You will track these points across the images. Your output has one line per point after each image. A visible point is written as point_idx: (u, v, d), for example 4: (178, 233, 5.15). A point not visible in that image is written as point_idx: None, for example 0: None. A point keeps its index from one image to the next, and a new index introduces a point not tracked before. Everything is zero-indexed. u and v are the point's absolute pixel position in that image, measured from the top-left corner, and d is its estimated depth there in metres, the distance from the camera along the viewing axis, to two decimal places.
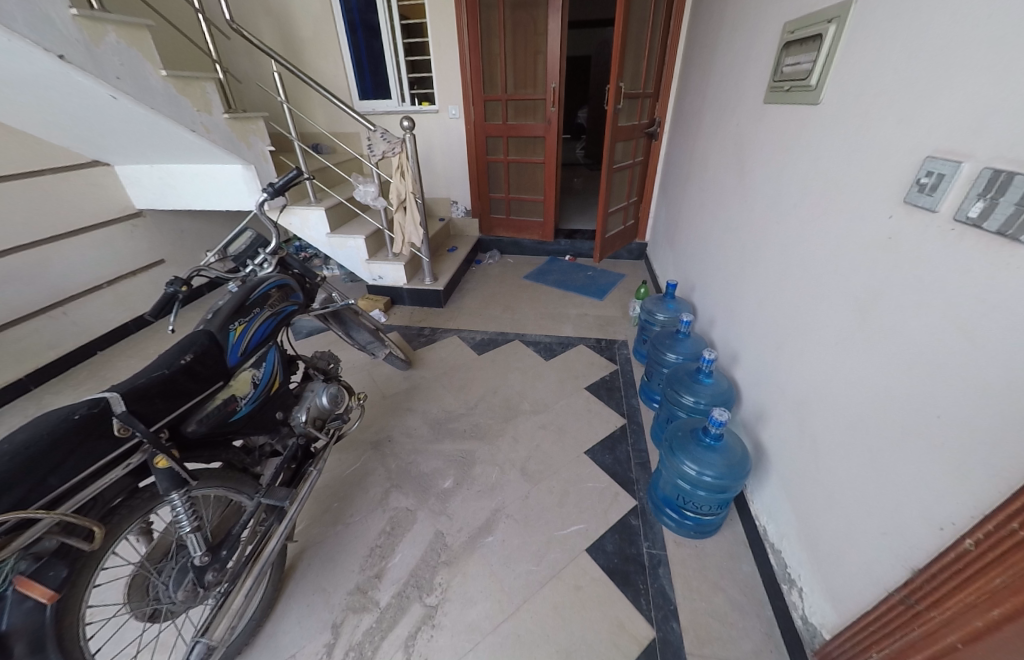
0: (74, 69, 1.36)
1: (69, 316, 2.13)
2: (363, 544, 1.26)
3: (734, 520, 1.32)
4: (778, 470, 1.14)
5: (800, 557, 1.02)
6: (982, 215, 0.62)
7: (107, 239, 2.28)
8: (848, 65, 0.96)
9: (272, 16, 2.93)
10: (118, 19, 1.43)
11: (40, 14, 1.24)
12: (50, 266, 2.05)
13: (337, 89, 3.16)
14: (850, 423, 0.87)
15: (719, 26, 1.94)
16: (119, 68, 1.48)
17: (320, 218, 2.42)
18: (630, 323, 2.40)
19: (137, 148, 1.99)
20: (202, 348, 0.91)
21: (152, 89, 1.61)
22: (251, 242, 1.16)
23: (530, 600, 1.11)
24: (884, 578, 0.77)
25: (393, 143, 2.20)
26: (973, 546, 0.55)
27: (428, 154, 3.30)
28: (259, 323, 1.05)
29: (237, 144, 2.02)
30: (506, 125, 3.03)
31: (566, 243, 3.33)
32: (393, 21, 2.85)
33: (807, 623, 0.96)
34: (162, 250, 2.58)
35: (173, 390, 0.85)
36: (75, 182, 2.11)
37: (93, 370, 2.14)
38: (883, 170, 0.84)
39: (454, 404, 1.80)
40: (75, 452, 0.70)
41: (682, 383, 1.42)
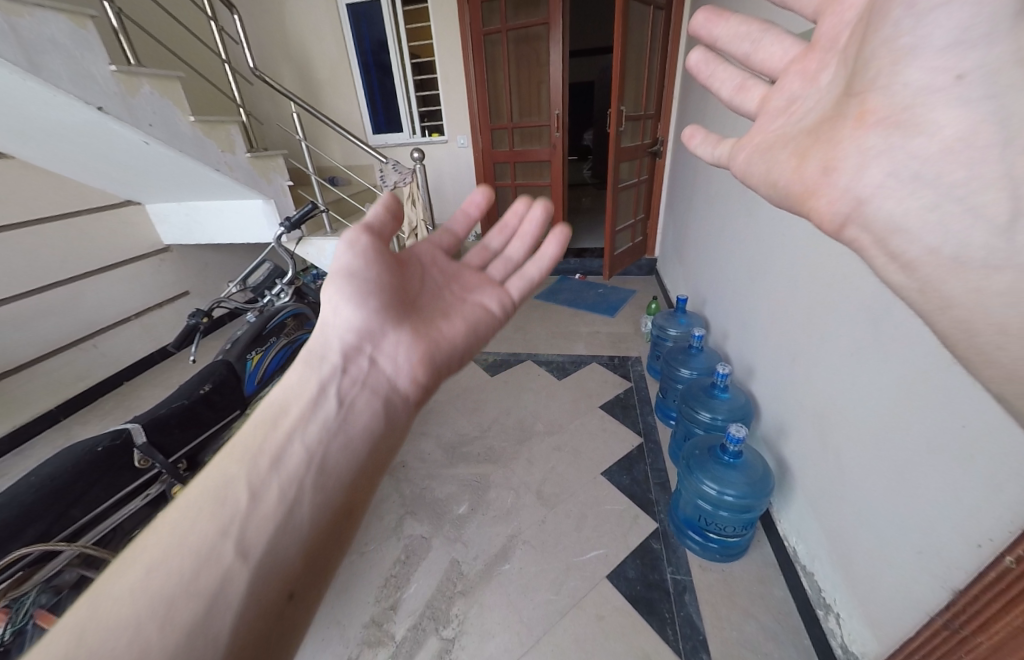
0: (112, 118, 1.46)
1: (98, 348, 2.22)
2: (377, 574, 1.24)
3: (762, 542, 1.25)
4: (803, 487, 1.09)
5: (835, 580, 0.96)
6: None
7: (137, 273, 2.39)
8: None
9: (291, 62, 3.12)
10: (151, 72, 1.54)
11: (82, 72, 1.35)
12: (83, 301, 2.15)
13: (352, 126, 3.32)
14: (874, 438, 0.84)
15: None
16: (151, 116, 1.59)
17: (336, 247, 2.50)
18: (643, 339, 2.37)
19: (169, 187, 2.10)
20: (220, 377, 0.93)
21: (182, 134, 1.71)
22: (269, 273, 1.18)
23: (550, 631, 1.06)
24: (923, 601, 0.71)
25: (404, 174, 2.28)
26: (1014, 563, 0.51)
27: (439, 181, 3.41)
28: (274, 351, 1.07)
29: (258, 180, 2.11)
30: (512, 151, 3.10)
31: (576, 262, 3.36)
32: (405, 60, 3.02)
33: (847, 652, 0.90)
34: (187, 282, 2.68)
35: (192, 420, 0.86)
36: (109, 221, 2.25)
37: (119, 401, 2.20)
38: None
39: (468, 427, 1.79)
40: (97, 484, 0.72)
41: (698, 399, 1.40)
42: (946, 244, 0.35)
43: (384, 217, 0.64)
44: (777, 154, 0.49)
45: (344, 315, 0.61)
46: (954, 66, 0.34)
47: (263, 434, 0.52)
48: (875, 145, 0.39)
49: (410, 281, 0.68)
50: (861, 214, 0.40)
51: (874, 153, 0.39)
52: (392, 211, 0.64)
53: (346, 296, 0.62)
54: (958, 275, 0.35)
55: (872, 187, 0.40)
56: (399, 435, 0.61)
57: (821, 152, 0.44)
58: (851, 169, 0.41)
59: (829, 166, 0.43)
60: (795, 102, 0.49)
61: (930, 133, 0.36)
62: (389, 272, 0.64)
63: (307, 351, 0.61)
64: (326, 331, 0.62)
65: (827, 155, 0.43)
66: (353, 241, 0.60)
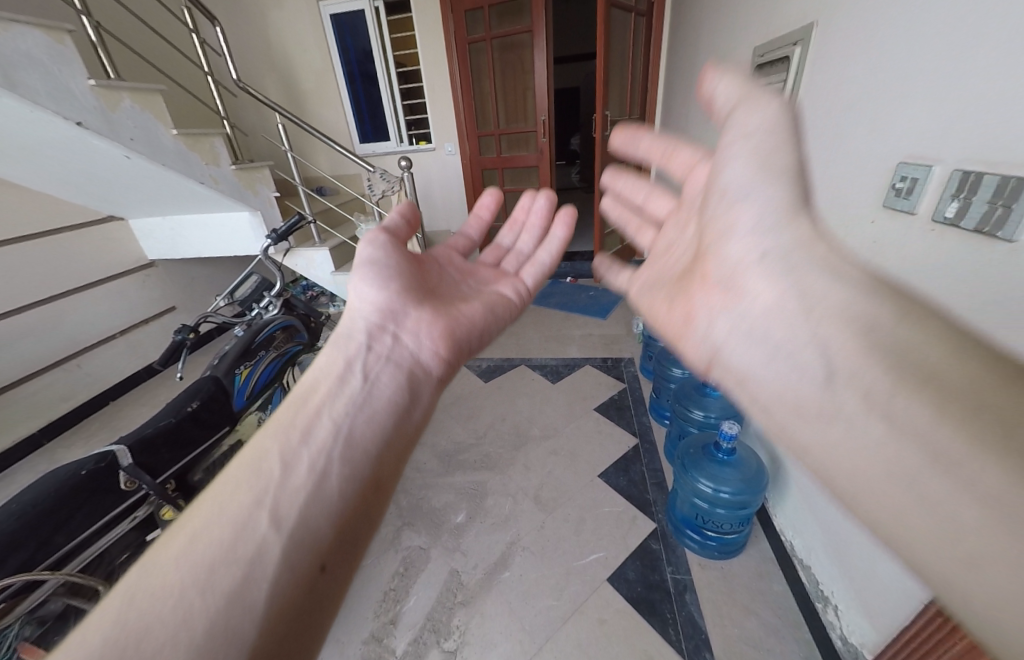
0: (92, 133, 1.44)
1: (82, 368, 2.17)
2: (376, 588, 1.22)
3: (759, 538, 1.26)
4: (797, 481, 1.10)
5: (832, 573, 0.96)
6: (958, 214, 0.62)
7: (121, 290, 2.35)
8: (818, 81, 1.00)
9: (275, 73, 3.11)
10: (132, 86, 1.53)
11: (59, 87, 1.33)
12: (65, 320, 2.11)
13: (338, 135, 3.31)
14: None
15: (696, 53, 2.03)
16: (133, 130, 1.57)
17: (325, 257, 2.48)
18: (635, 340, 2.39)
19: (153, 201, 2.07)
20: (208, 394, 0.91)
21: (164, 147, 1.69)
22: (256, 285, 1.16)
23: (553, 638, 1.05)
24: (918, 589, 0.72)
25: (392, 182, 2.28)
26: None
27: (427, 189, 3.41)
28: (263, 365, 1.05)
29: (244, 192, 2.09)
30: (499, 157, 3.12)
31: (566, 265, 3.37)
32: (390, 69, 3.03)
33: (848, 644, 0.91)
34: (174, 297, 2.64)
35: (179, 438, 0.85)
36: (91, 238, 2.21)
37: (104, 421, 2.15)
38: (862, 178, 0.84)
39: (463, 435, 1.78)
40: (80, 508, 0.70)
41: (690, 398, 1.41)
42: (781, 387, 0.44)
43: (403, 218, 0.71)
44: (657, 293, 0.62)
45: (370, 293, 0.61)
46: (753, 248, 0.48)
47: (296, 409, 0.50)
48: (716, 299, 0.51)
49: (428, 271, 0.71)
50: (720, 358, 0.50)
51: (718, 304, 0.51)
52: (410, 214, 0.72)
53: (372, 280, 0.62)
54: (803, 419, 0.41)
55: (722, 339, 0.50)
56: (428, 412, 0.59)
57: (685, 298, 0.56)
58: (704, 317, 0.52)
59: (688, 315, 0.54)
60: (670, 250, 0.63)
61: (745, 295, 0.48)
62: (410, 264, 0.67)
63: (333, 334, 0.59)
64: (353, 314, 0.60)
65: (687, 301, 0.55)
66: (373, 237, 0.65)
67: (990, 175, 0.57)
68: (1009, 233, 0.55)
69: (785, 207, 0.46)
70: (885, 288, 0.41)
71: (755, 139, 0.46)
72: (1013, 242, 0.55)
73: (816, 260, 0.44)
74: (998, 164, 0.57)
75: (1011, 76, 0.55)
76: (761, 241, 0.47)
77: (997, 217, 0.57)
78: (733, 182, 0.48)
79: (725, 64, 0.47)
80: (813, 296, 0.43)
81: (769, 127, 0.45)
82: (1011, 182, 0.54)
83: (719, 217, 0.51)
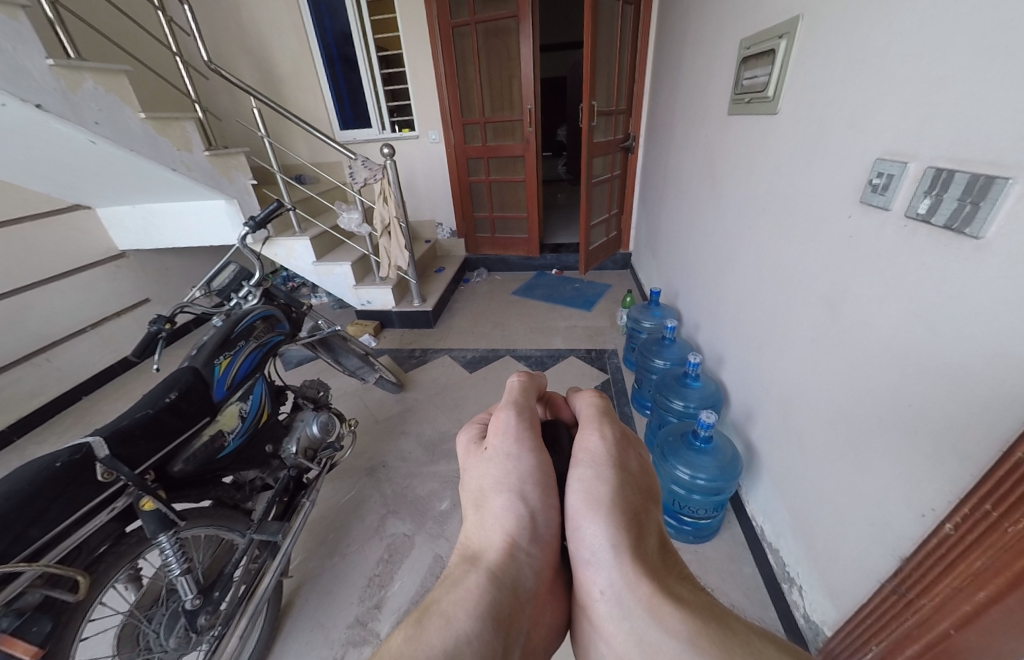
0: (52, 116, 1.38)
1: (52, 362, 2.10)
2: (361, 574, 1.24)
3: (732, 522, 1.32)
4: (770, 468, 1.15)
5: (798, 556, 1.01)
6: (930, 210, 0.65)
7: (92, 281, 2.27)
8: (801, 77, 1.02)
9: (249, 56, 3.00)
10: (94, 66, 1.46)
11: (15, 66, 1.27)
12: (32, 312, 2.03)
13: (317, 122, 3.23)
14: (832, 421, 0.89)
15: (682, 43, 2.04)
16: (97, 113, 1.51)
17: (305, 247, 2.44)
18: (619, 331, 2.43)
19: (121, 189, 1.99)
20: (187, 385, 0.90)
21: (131, 131, 1.63)
22: (235, 275, 1.15)
23: None
24: (876, 570, 0.77)
25: (374, 169, 2.23)
26: (952, 530, 0.56)
27: (411, 178, 3.36)
28: (244, 356, 1.04)
29: (219, 179, 2.03)
30: (485, 146, 3.10)
31: (552, 256, 3.38)
32: (371, 54, 2.96)
33: (809, 622, 0.96)
34: (147, 288, 2.57)
35: (158, 429, 0.84)
36: (56, 227, 2.12)
37: (78, 415, 2.09)
38: (841, 175, 0.88)
39: (448, 424, 1.79)
40: (56, 500, 0.69)
41: (671, 388, 1.44)
42: None
43: (527, 391, 0.61)
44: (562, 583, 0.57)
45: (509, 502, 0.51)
46: (597, 586, 0.46)
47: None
48: (588, 640, 0.47)
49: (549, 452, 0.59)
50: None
51: (593, 649, 0.46)
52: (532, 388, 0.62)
53: (512, 503, 0.51)
54: None
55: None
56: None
57: (573, 626, 0.51)
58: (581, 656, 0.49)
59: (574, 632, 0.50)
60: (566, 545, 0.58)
61: (607, 644, 0.44)
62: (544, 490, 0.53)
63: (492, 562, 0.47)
64: (495, 566, 0.46)
65: (576, 633, 0.50)
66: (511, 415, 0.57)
67: (961, 173, 0.60)
68: (976, 229, 0.59)
69: (613, 540, 0.47)
70: (715, 637, 0.40)
71: (585, 472, 0.53)
72: (980, 238, 0.59)
73: (649, 605, 0.43)
74: (968, 163, 0.60)
75: (983, 76, 0.58)
76: (602, 584, 0.46)
77: (965, 215, 0.60)
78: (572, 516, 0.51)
79: (586, 394, 0.61)
80: (653, 652, 0.41)
81: (597, 457, 0.54)
82: (981, 181, 0.57)
83: (570, 543, 0.50)
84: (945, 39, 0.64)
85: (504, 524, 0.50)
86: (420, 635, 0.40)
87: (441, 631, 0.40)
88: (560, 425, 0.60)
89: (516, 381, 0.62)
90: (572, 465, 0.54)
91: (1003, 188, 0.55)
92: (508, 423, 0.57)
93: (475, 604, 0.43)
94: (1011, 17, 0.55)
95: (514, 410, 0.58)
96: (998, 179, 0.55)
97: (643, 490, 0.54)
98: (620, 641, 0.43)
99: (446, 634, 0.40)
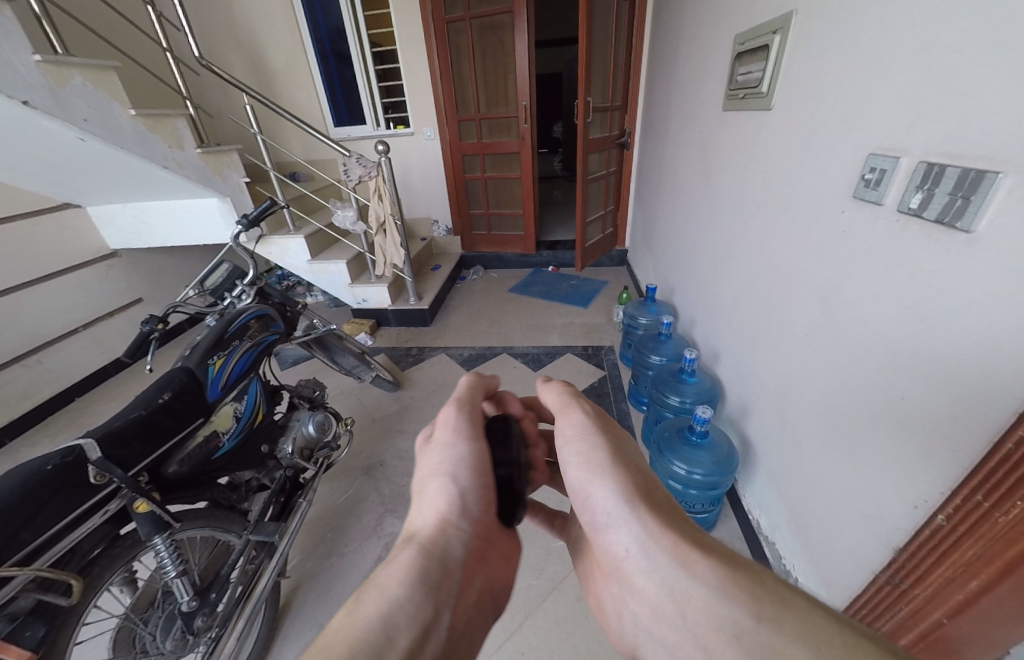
0: (40, 113, 1.35)
1: (44, 362, 2.07)
2: (359, 573, 1.24)
3: (728, 517, 1.32)
4: (765, 464, 1.15)
5: (795, 551, 1.02)
6: (922, 205, 0.65)
7: (83, 281, 2.24)
8: (794, 72, 1.02)
9: (241, 52, 2.96)
10: (82, 62, 1.44)
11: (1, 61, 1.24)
12: (22, 313, 2.01)
13: (311, 119, 3.20)
14: (827, 416, 0.89)
15: (677, 39, 2.03)
16: (86, 109, 1.48)
17: (300, 245, 2.42)
18: (615, 328, 2.43)
19: (111, 187, 1.97)
20: (180, 385, 0.89)
21: (122, 128, 1.60)
22: (228, 274, 1.14)
23: (533, 615, 1.09)
24: (870, 563, 0.78)
25: (368, 167, 2.21)
26: (944, 521, 0.57)
27: (406, 175, 3.34)
28: (238, 355, 1.03)
29: (212, 177, 2.01)
30: (480, 143, 3.08)
31: (548, 254, 3.37)
32: (364, 50, 2.93)
33: None
34: (140, 288, 2.54)
35: (151, 431, 0.83)
36: (46, 226, 2.09)
37: (71, 416, 2.07)
38: (834, 170, 0.88)
39: None
40: (47, 504, 0.68)
41: (667, 384, 1.45)
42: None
43: (475, 388, 0.63)
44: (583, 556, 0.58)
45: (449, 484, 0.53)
46: (622, 546, 0.46)
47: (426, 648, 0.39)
48: (626, 606, 0.47)
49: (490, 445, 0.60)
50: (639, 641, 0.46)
51: (631, 612, 0.46)
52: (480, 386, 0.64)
53: (448, 486, 0.52)
54: None
55: (638, 622, 0.45)
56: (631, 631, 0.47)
57: (608, 598, 0.50)
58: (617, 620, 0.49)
59: (611, 603, 0.49)
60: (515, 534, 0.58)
61: (642, 601, 0.44)
62: (481, 476, 0.55)
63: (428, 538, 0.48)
64: (427, 541, 0.47)
65: (612, 602, 0.49)
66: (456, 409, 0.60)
67: (952, 168, 0.60)
68: (967, 224, 0.59)
69: (625, 500, 0.47)
70: (740, 578, 0.40)
71: (576, 444, 0.53)
72: (971, 232, 0.59)
73: (673, 553, 0.43)
74: (960, 158, 0.60)
75: (974, 70, 0.58)
76: (624, 546, 0.46)
77: (956, 209, 0.60)
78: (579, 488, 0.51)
79: (549, 382, 0.61)
80: (686, 598, 0.40)
81: (585, 428, 0.54)
82: (971, 176, 0.57)
83: (585, 512, 0.50)
84: (935, 34, 0.64)
85: (440, 506, 0.51)
86: (357, 606, 0.39)
87: (377, 600, 0.40)
88: (505, 422, 0.62)
89: (467, 380, 0.65)
90: (562, 442, 0.54)
91: (994, 183, 0.55)
92: (452, 416, 0.59)
93: (407, 572, 0.43)
94: (1002, 10, 0.55)
95: (459, 404, 0.60)
96: (988, 173, 0.55)
97: (635, 452, 0.54)
98: (652, 592, 0.43)
99: (381, 602, 0.40)
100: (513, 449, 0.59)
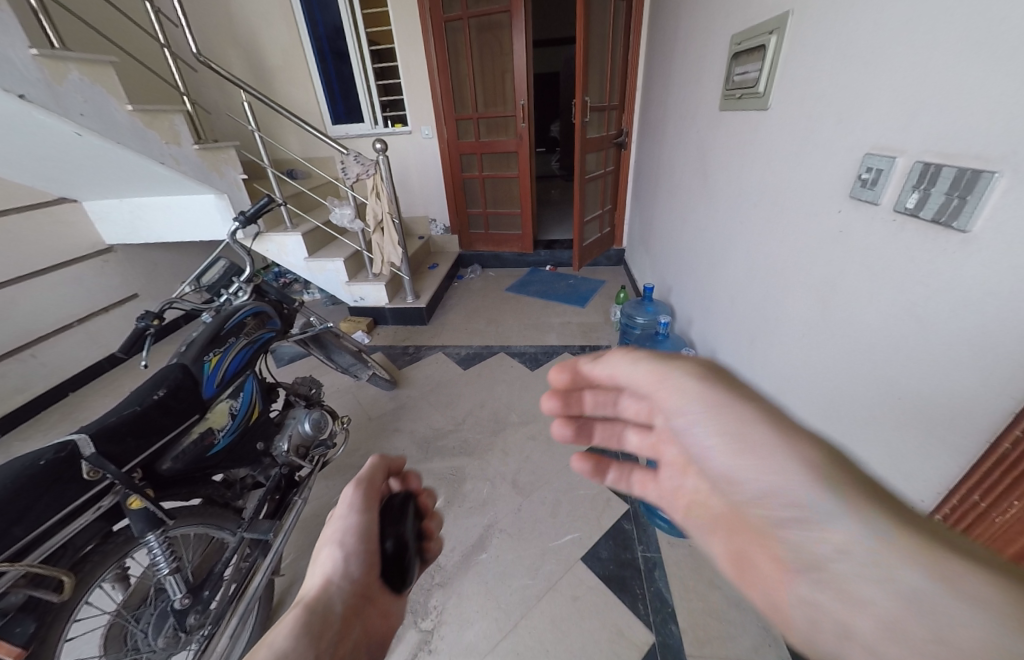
0: (36, 107, 1.34)
1: (38, 358, 2.06)
2: None
3: None
4: None
5: None
6: (918, 204, 0.66)
7: (78, 277, 2.23)
8: (791, 72, 1.03)
9: (238, 48, 2.95)
10: (79, 56, 1.43)
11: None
12: (16, 308, 1.99)
13: (309, 116, 3.18)
14: (823, 417, 0.89)
15: (674, 39, 2.04)
16: (82, 104, 1.47)
17: (297, 243, 2.41)
18: (613, 328, 2.43)
19: (107, 183, 1.96)
20: (175, 382, 0.89)
21: (118, 124, 1.59)
22: (224, 271, 1.14)
23: (528, 614, 1.09)
24: None
25: (366, 165, 2.21)
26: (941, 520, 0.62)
27: (404, 174, 3.33)
28: (234, 352, 1.03)
29: (209, 173, 2.00)
30: (478, 142, 3.08)
31: (546, 253, 3.37)
32: (362, 47, 2.92)
33: None
34: (136, 284, 2.52)
35: (145, 427, 0.83)
36: (41, 221, 2.07)
37: (65, 412, 2.05)
38: (830, 170, 0.88)
39: (442, 422, 1.78)
40: (39, 500, 0.67)
41: None
42: None
43: (376, 468, 0.67)
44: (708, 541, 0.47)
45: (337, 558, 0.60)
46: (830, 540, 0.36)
47: None
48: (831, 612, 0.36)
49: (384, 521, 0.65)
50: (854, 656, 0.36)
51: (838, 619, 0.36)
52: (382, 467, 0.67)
53: (336, 558, 0.60)
54: None
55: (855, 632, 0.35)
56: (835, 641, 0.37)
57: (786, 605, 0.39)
58: (812, 629, 0.37)
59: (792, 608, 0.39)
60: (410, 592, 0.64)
61: (865, 609, 0.34)
62: (365, 551, 0.61)
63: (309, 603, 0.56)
64: (311, 600, 0.56)
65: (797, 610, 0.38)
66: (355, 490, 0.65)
67: (949, 167, 0.61)
68: (962, 223, 0.59)
69: (812, 475, 0.37)
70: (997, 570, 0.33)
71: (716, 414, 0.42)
72: (966, 232, 0.59)
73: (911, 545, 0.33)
74: (956, 157, 0.60)
75: (968, 71, 0.59)
76: (837, 539, 0.36)
77: (952, 209, 0.60)
78: (737, 470, 0.42)
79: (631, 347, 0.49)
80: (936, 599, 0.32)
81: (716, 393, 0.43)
82: (967, 175, 0.58)
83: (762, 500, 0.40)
84: (930, 35, 0.64)
85: (324, 575, 0.58)
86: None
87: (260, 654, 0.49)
88: (404, 501, 0.65)
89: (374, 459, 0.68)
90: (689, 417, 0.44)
91: (989, 183, 0.55)
92: (349, 497, 0.64)
93: (293, 628, 0.52)
94: (996, 10, 0.55)
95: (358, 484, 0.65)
96: (984, 173, 0.56)
97: None
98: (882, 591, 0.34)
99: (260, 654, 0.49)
100: (403, 528, 0.63)
